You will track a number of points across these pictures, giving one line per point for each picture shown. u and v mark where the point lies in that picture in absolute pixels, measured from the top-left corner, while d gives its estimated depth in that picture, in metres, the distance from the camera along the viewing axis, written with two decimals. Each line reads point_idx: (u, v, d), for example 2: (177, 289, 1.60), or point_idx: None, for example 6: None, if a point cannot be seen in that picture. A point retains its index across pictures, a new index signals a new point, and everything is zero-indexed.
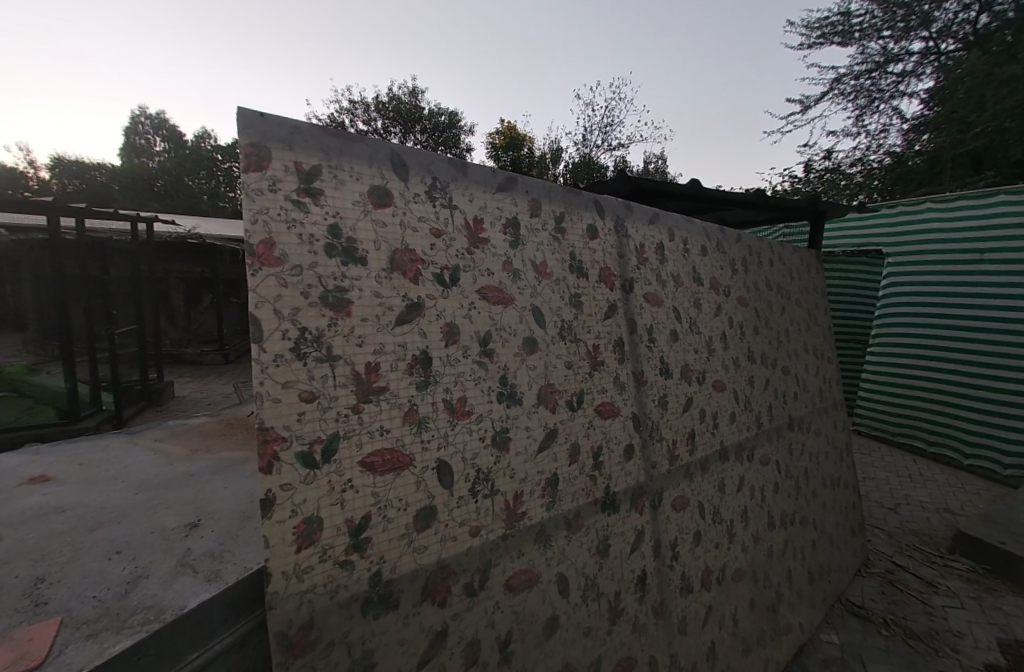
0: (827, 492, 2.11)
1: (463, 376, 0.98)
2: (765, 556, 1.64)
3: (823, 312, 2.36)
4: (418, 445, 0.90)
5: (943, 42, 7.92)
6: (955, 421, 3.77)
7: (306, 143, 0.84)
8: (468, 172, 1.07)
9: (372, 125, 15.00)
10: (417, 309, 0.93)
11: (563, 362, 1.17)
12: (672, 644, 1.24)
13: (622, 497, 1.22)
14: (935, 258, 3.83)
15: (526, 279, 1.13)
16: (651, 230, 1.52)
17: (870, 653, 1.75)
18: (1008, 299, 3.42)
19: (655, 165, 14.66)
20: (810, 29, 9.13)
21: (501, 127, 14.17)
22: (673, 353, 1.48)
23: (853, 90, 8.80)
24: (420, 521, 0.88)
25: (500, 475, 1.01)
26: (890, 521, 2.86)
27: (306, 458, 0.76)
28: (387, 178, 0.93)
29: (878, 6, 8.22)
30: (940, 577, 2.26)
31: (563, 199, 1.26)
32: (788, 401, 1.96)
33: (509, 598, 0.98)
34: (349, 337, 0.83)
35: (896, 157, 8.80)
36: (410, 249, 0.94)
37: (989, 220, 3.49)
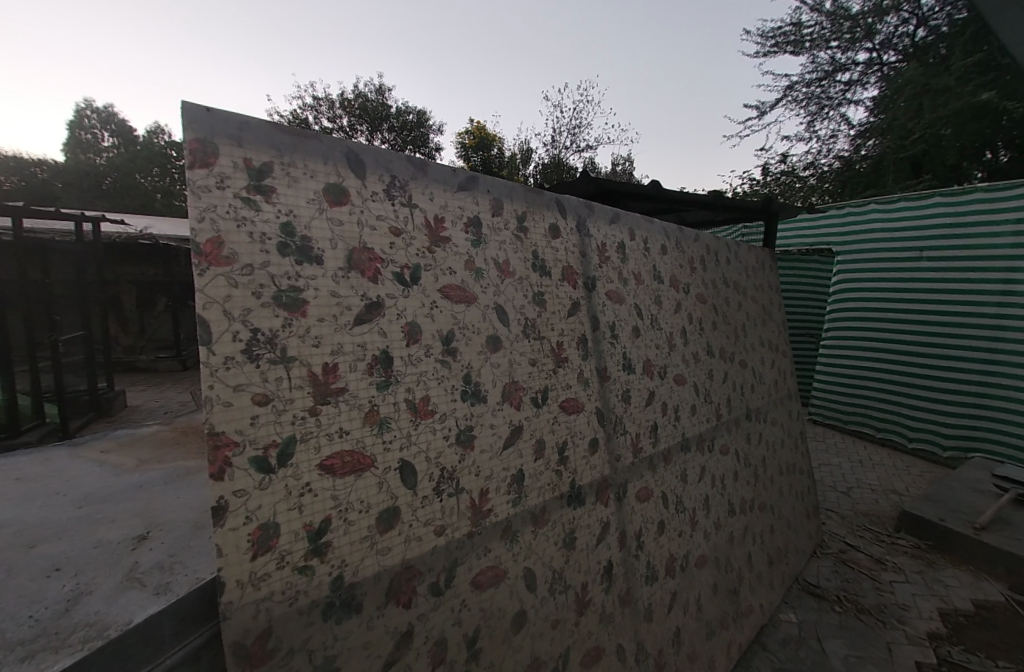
0: (784, 478, 2.21)
1: (426, 375, 0.98)
2: (727, 542, 1.71)
3: (778, 307, 2.48)
4: (380, 446, 0.89)
5: (885, 54, 8.34)
6: (898, 407, 4.03)
7: (257, 140, 0.82)
8: (427, 171, 1.07)
9: (337, 122, 14.69)
10: (377, 309, 0.92)
11: (527, 360, 1.18)
12: (639, 632, 1.28)
13: (587, 491, 1.25)
14: (880, 255, 4.08)
15: (488, 278, 1.13)
16: (612, 229, 1.56)
17: (825, 629, 1.85)
18: (945, 293, 3.69)
19: (623, 167, 14.99)
20: (764, 38, 9.55)
21: (471, 127, 14.16)
22: (636, 348, 1.52)
23: (805, 97, 9.28)
24: (383, 522, 0.87)
25: (465, 473, 1.01)
26: (843, 504, 3.03)
27: (261, 462, 0.74)
28: (343, 176, 0.92)
29: (827, 18, 8.72)
30: (887, 554, 2.42)
31: (525, 199, 1.28)
32: (746, 393, 2.04)
33: (476, 595, 0.98)
34: (305, 337, 0.81)
35: (844, 161, 9.10)
36: (368, 247, 0.92)
37: (926, 218, 3.76)
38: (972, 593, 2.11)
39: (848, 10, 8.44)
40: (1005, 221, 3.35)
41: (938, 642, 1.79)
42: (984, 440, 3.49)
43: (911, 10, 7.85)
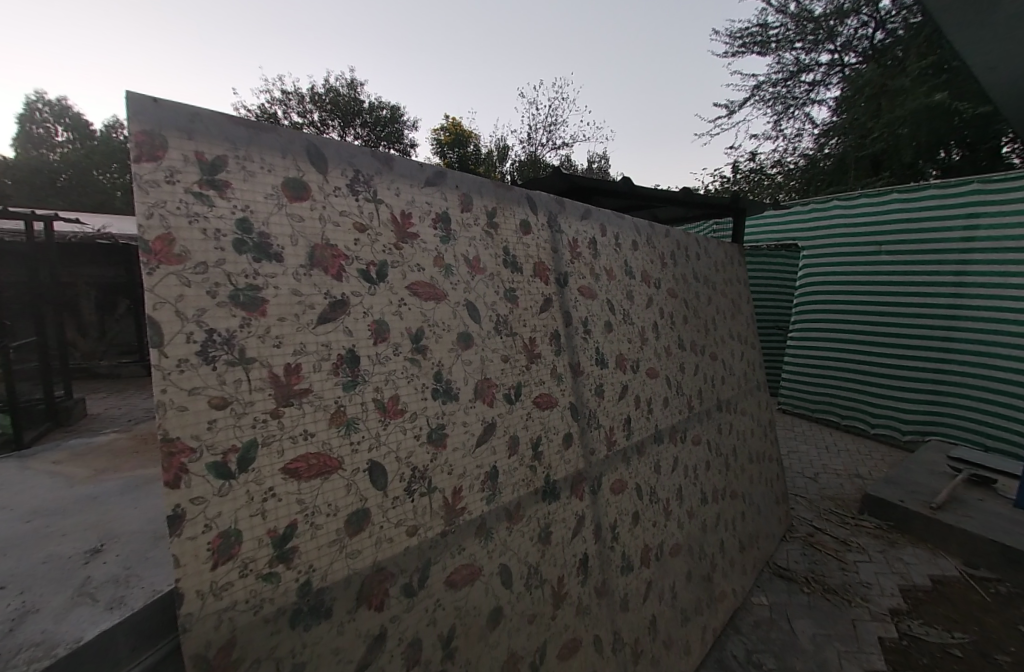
0: (754, 466, 2.28)
1: (394, 374, 0.95)
2: (700, 530, 1.75)
3: (746, 300, 2.55)
4: (347, 448, 0.86)
5: (846, 55, 8.65)
6: (861, 395, 4.22)
7: (209, 133, 0.78)
8: (393, 165, 1.05)
9: (308, 117, 14.32)
10: (342, 307, 0.89)
11: (499, 356, 1.18)
12: (615, 622, 1.29)
13: (562, 485, 1.25)
14: (843, 250, 4.25)
15: (458, 275, 1.12)
16: (583, 225, 1.57)
17: (795, 610, 1.92)
18: (902, 286, 3.86)
19: (598, 164, 15.17)
20: (732, 38, 9.79)
21: (446, 124, 14.08)
22: (608, 343, 1.54)
23: (772, 96, 9.56)
24: (352, 526, 0.85)
25: (438, 472, 0.99)
26: (810, 489, 3.15)
27: (220, 468, 0.71)
28: (303, 170, 0.89)
29: (791, 20, 9.00)
30: (851, 536, 2.53)
31: (495, 195, 1.27)
32: (717, 385, 2.10)
33: (450, 594, 0.97)
34: (265, 338, 0.79)
35: (808, 159, 9.32)
36: (331, 243, 0.90)
37: (884, 214, 3.92)
38: (929, 569, 2.23)
39: (811, 13, 8.73)
40: (956, 215, 3.51)
41: (899, 617, 1.89)
42: (938, 424, 3.68)
43: (870, 14, 8.16)
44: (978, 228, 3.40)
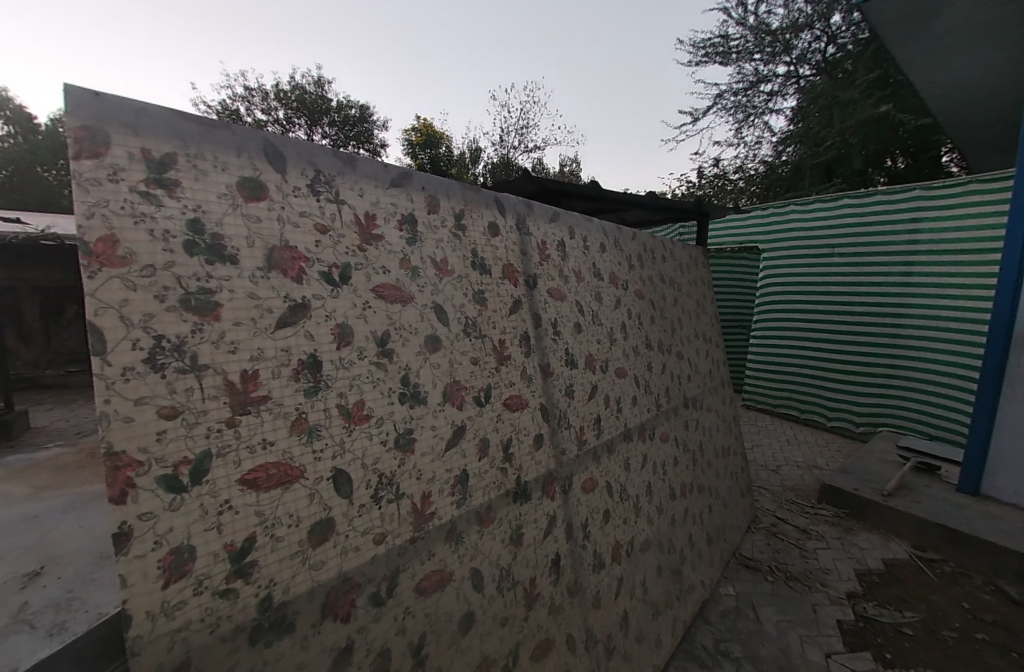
0: (720, 461, 2.36)
1: (359, 379, 0.93)
2: (669, 525, 1.79)
3: (710, 301, 2.64)
4: (310, 456, 0.84)
5: (801, 67, 9.11)
6: (819, 389, 4.45)
7: (157, 129, 0.75)
8: (356, 165, 1.02)
9: (272, 114, 13.91)
10: (303, 310, 0.86)
11: (468, 359, 1.17)
12: (588, 619, 1.31)
13: (533, 486, 1.26)
14: (801, 252, 4.46)
15: (425, 277, 1.10)
16: (551, 228, 1.59)
17: (759, 598, 1.99)
18: (853, 286, 4.08)
19: (570, 168, 15.42)
20: (696, 48, 10.13)
21: (417, 124, 13.99)
22: (577, 344, 1.56)
23: (734, 105, 9.98)
24: (315, 536, 0.83)
25: (406, 477, 0.97)
26: (773, 481, 3.30)
27: (171, 481, 0.68)
28: (260, 169, 0.86)
29: (751, 32, 9.40)
30: (811, 524, 2.65)
31: (463, 197, 1.27)
32: (683, 383, 2.16)
33: (420, 602, 0.96)
34: (219, 343, 0.75)
35: (767, 165, 9.83)
36: (290, 245, 0.87)
37: (837, 218, 4.14)
38: (882, 553, 2.37)
39: (768, 26, 9.16)
40: (901, 219, 3.72)
41: (856, 600, 1.99)
42: (888, 416, 3.92)
43: (822, 29, 8.63)
44: (919, 232, 3.61)
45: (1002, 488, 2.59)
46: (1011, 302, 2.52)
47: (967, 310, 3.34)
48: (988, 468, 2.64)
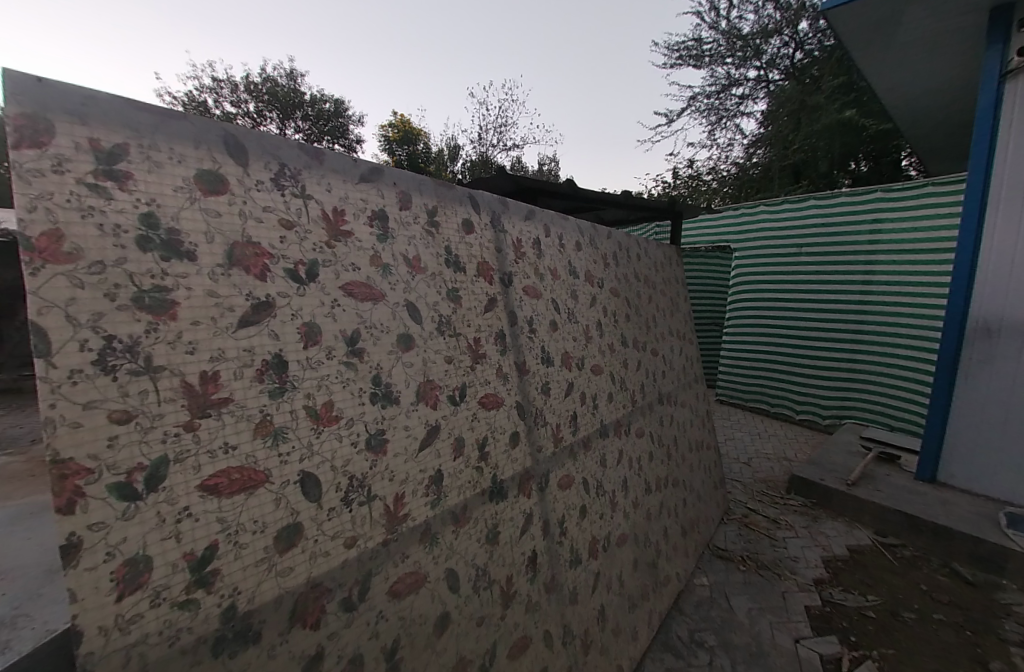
0: (694, 455, 2.42)
1: (328, 379, 0.90)
2: (645, 519, 1.82)
3: (684, 298, 2.69)
4: (275, 460, 0.81)
5: (771, 72, 9.39)
6: (788, 384, 4.61)
7: (105, 118, 0.70)
8: (323, 159, 1.00)
9: (242, 107, 13.47)
10: (268, 308, 0.83)
11: (443, 357, 1.15)
12: (565, 615, 1.32)
13: (509, 484, 1.25)
14: (771, 251, 4.60)
15: (397, 274, 1.08)
16: (527, 225, 1.58)
17: (732, 587, 2.05)
18: (820, 283, 4.23)
19: (549, 167, 15.52)
20: (670, 51, 10.33)
21: (394, 120, 13.84)
22: (553, 341, 1.56)
23: (707, 107, 10.22)
24: (282, 542, 0.80)
25: (378, 479, 0.95)
26: (745, 473, 3.40)
27: (124, 489, 0.65)
28: (220, 162, 0.82)
29: (723, 36, 9.64)
30: (780, 514, 2.75)
31: (435, 193, 1.25)
32: (658, 379, 2.20)
33: (394, 605, 0.94)
34: (176, 344, 0.72)
35: (739, 167, 9.96)
36: (253, 241, 0.84)
37: (804, 218, 4.29)
38: (846, 539, 2.48)
39: (739, 31, 9.40)
40: (863, 219, 3.88)
41: (823, 586, 2.07)
42: (852, 408, 4.09)
43: (790, 35, 8.92)
44: (880, 232, 3.77)
45: (955, 474, 2.75)
46: (964, 300, 2.66)
47: (924, 306, 3.51)
48: (943, 457, 2.79)
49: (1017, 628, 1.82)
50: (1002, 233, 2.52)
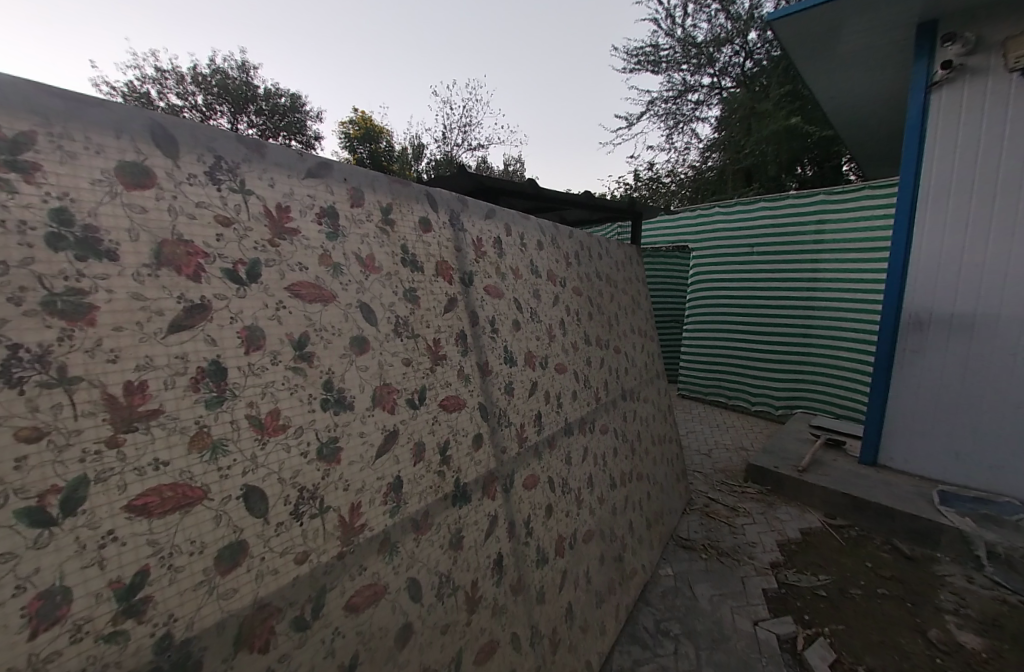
0: (657, 449, 2.48)
1: (273, 385, 0.85)
2: (610, 514, 1.85)
3: (645, 296, 2.76)
4: (215, 474, 0.75)
5: (723, 80, 9.83)
6: (744, 377, 4.83)
7: (6, 101, 0.63)
8: (265, 153, 0.94)
9: (189, 99, 12.74)
10: (203, 311, 0.78)
11: (401, 360, 1.12)
12: (532, 615, 1.31)
13: (472, 487, 1.23)
14: (726, 251, 4.82)
15: (349, 274, 1.04)
16: (487, 224, 1.57)
17: (695, 576, 2.12)
18: (771, 281, 4.46)
19: (514, 168, 15.61)
20: (629, 56, 10.62)
21: (355, 117, 13.49)
22: (516, 341, 1.56)
23: (665, 112, 10.58)
24: (223, 562, 0.74)
25: (331, 489, 0.91)
26: (705, 463, 3.54)
27: (35, 515, 0.58)
28: (146, 153, 0.76)
29: (678, 44, 9.99)
30: (738, 502, 2.87)
31: (390, 190, 1.22)
32: (621, 376, 2.24)
33: (351, 620, 0.90)
34: (96, 352, 0.65)
35: (695, 170, 10.40)
36: (185, 239, 0.78)
37: (756, 220, 4.52)
38: (799, 523, 2.62)
39: (694, 39, 9.78)
40: (808, 221, 4.13)
41: (779, 569, 2.18)
42: (802, 398, 4.35)
43: (740, 45, 9.37)
44: (824, 233, 4.02)
45: (893, 457, 2.97)
46: (898, 294, 2.88)
47: (863, 302, 3.77)
48: (883, 440, 3.01)
49: (949, 597, 1.99)
50: (930, 233, 2.75)
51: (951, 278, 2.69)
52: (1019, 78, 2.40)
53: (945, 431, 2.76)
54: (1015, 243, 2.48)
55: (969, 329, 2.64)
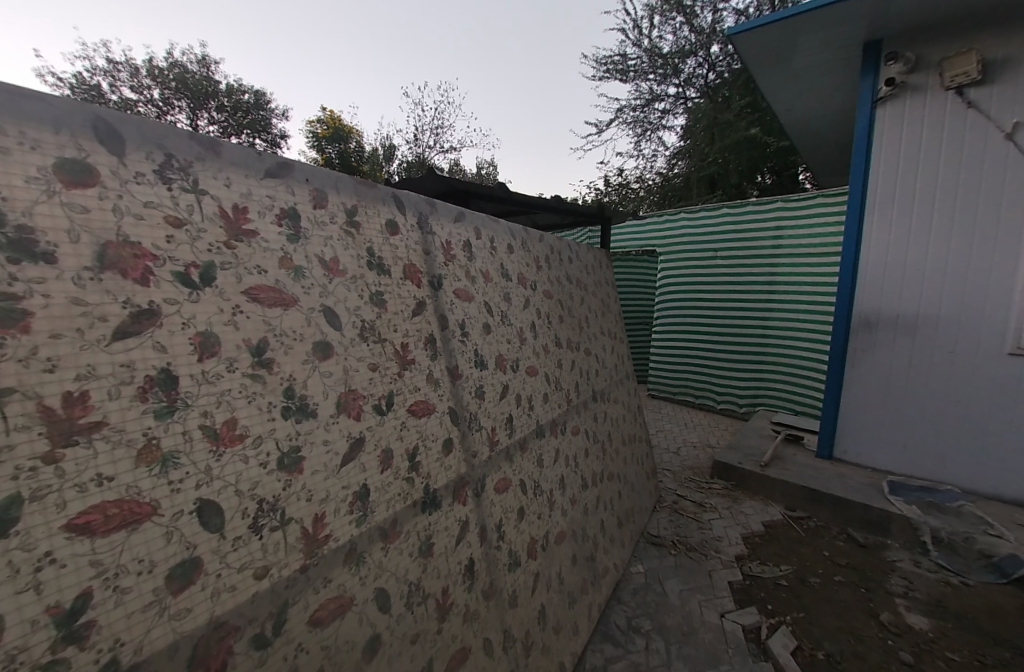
0: (627, 448, 2.53)
1: (229, 394, 0.82)
2: (582, 514, 1.87)
3: (614, 299, 2.82)
4: (165, 489, 0.71)
5: (688, 90, 10.20)
6: (709, 376, 5.01)
7: None
8: (220, 151, 0.91)
9: (144, 93, 12.14)
10: (152, 316, 0.74)
11: (367, 365, 1.10)
12: (504, 620, 1.31)
13: (442, 493, 1.22)
14: (692, 255, 4.99)
15: (312, 277, 1.01)
16: (456, 227, 1.57)
17: (665, 571, 2.17)
18: (733, 284, 4.65)
19: (486, 171, 15.66)
20: (599, 64, 10.85)
21: (323, 116, 13.19)
22: (486, 344, 1.56)
23: (633, 119, 10.87)
24: (175, 581, 0.71)
25: (292, 501, 0.88)
26: (674, 461, 3.64)
27: None
28: (88, 150, 0.71)
29: (645, 54, 10.29)
30: (705, 498, 2.97)
31: (355, 192, 1.20)
32: (591, 378, 2.28)
33: (315, 635, 0.87)
34: (30, 361, 0.61)
35: (662, 177, 10.73)
36: (132, 241, 0.74)
37: (719, 225, 4.70)
38: (762, 516, 2.74)
39: (660, 50, 10.10)
40: (767, 227, 4.33)
41: (744, 561, 2.27)
42: (763, 396, 4.55)
43: (703, 57, 9.75)
44: (781, 238, 4.22)
45: (847, 450, 3.14)
46: (849, 296, 3.05)
47: (817, 304, 3.99)
48: (838, 435, 3.18)
49: (900, 581, 2.12)
50: (877, 238, 2.94)
51: (897, 281, 2.88)
52: (954, 96, 2.62)
53: (893, 424, 2.95)
54: (952, 249, 2.69)
55: (913, 329, 2.84)
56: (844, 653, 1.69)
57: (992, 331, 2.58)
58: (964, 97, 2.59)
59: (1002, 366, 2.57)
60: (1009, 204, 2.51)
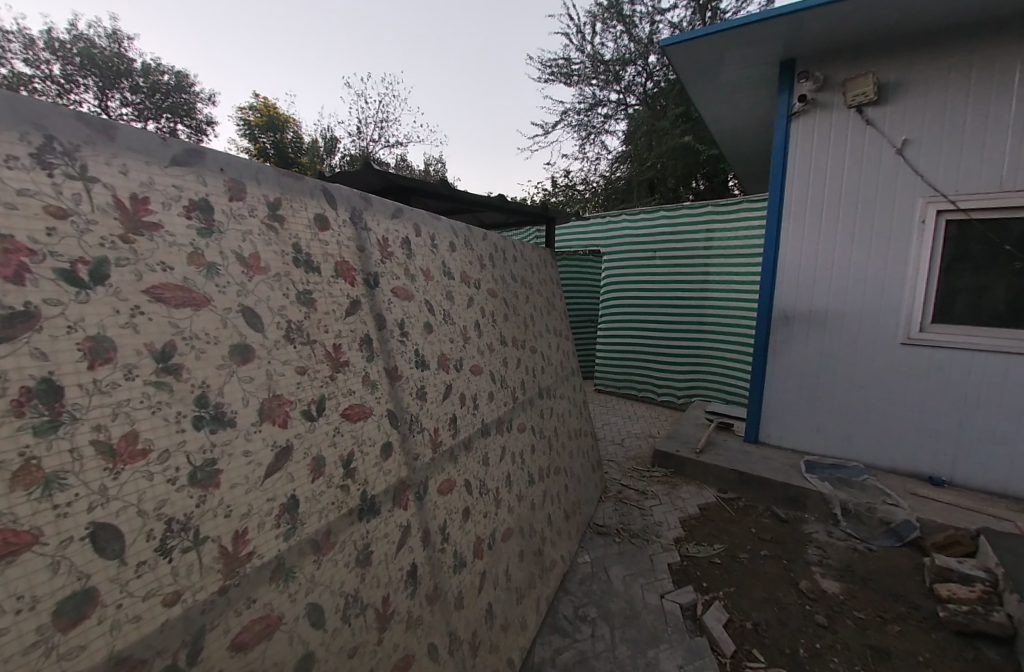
0: (573, 442, 2.60)
1: (127, 405, 0.74)
2: (529, 510, 1.90)
3: (559, 297, 2.89)
4: (49, 514, 0.63)
5: (629, 97, 10.63)
6: (651, 370, 5.28)
7: None
8: (115, 135, 0.82)
9: (41, 68, 10.70)
10: (29, 319, 0.65)
11: (294, 369, 1.04)
12: (449, 622, 1.30)
13: (381, 499, 1.19)
14: (633, 255, 5.22)
15: (227, 274, 0.94)
16: (394, 223, 1.53)
17: (610, 559, 2.26)
18: (671, 282, 4.92)
19: (434, 167, 15.40)
20: (544, 66, 11.02)
21: (256, 104, 12.30)
22: (428, 344, 1.53)
23: (578, 122, 11.15)
24: (65, 617, 0.62)
25: (208, 518, 0.81)
26: (618, 453, 3.79)
27: None
28: None
29: (588, 59, 10.60)
30: (647, 486, 3.12)
31: (279, 184, 1.13)
32: (537, 375, 2.32)
33: (239, 660, 0.81)
34: None
35: (606, 179, 11.12)
36: (1, 233, 0.64)
37: (657, 227, 4.96)
38: (698, 500, 2.93)
39: (602, 57, 10.45)
40: (699, 229, 4.64)
41: (682, 543, 2.42)
42: (699, 387, 4.87)
43: (642, 66, 10.20)
44: (712, 240, 4.54)
45: (770, 435, 3.44)
46: (770, 294, 3.34)
47: (743, 301, 4.33)
48: (763, 421, 3.47)
49: (816, 551, 2.36)
50: (793, 241, 3.24)
51: (810, 280, 3.19)
52: (855, 114, 2.94)
53: (809, 409, 3.27)
54: (854, 252, 3.03)
55: (824, 323, 3.16)
56: (768, 621, 1.85)
57: (887, 324, 2.94)
58: (863, 115, 2.92)
59: (895, 355, 2.93)
60: (900, 212, 2.86)
